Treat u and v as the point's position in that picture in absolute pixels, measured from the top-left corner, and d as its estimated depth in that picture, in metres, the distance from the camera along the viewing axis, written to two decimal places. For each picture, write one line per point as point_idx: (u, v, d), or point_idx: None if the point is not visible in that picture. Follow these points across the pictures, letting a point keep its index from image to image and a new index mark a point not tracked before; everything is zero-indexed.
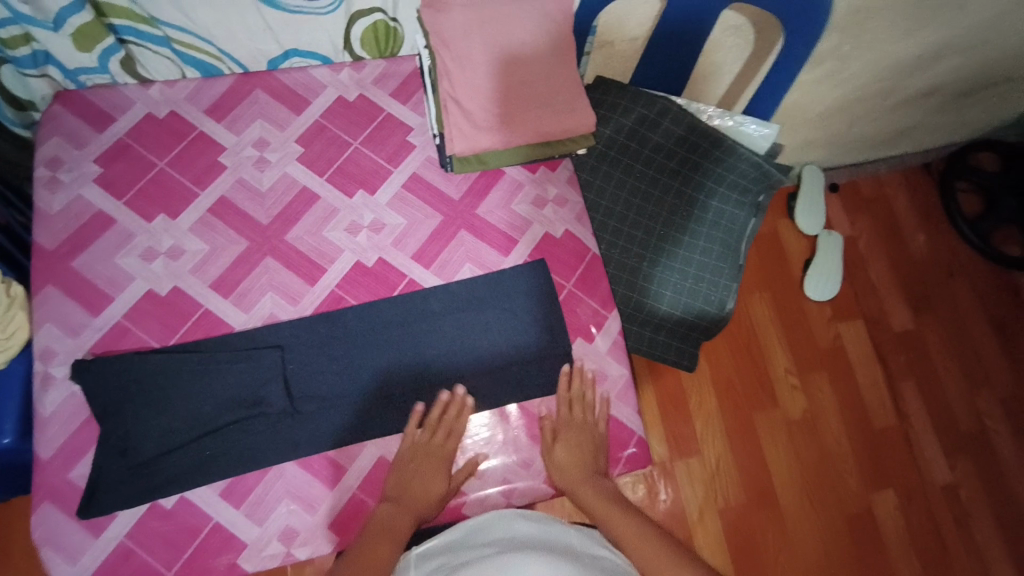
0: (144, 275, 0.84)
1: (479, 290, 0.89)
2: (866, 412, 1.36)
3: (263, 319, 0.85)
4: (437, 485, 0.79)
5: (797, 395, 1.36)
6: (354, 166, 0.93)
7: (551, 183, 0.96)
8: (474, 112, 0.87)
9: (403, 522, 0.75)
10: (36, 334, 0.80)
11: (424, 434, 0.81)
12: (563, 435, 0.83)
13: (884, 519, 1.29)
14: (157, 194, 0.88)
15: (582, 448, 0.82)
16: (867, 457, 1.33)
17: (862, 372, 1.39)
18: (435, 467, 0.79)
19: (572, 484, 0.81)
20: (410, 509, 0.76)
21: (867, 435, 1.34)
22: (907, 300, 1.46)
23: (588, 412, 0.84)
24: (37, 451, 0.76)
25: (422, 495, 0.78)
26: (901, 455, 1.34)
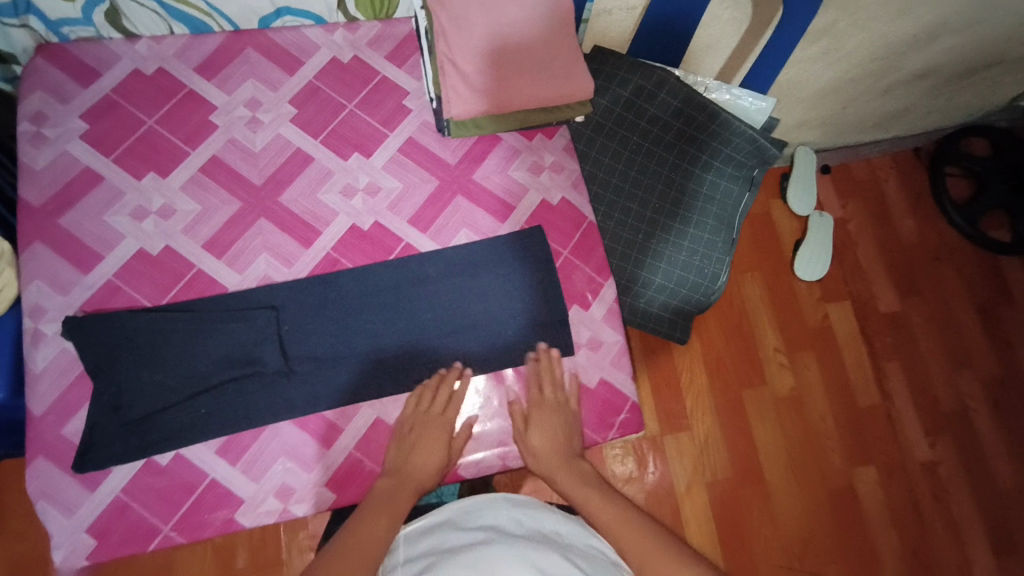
0: (134, 234, 0.83)
1: (475, 255, 0.89)
2: (851, 390, 1.39)
3: (257, 281, 0.84)
4: (438, 455, 0.79)
5: (785, 372, 1.38)
6: (349, 128, 0.92)
7: (547, 150, 0.96)
8: (473, 77, 0.85)
9: (403, 497, 0.74)
10: (24, 291, 0.79)
11: (437, 406, 0.81)
12: (535, 419, 0.82)
13: (865, 494, 1.33)
14: (145, 152, 0.87)
15: (556, 429, 0.82)
16: (850, 433, 1.36)
17: (848, 351, 1.42)
18: (439, 437, 0.80)
19: (548, 471, 0.80)
20: (410, 484, 0.76)
21: (851, 412, 1.38)
22: (894, 282, 1.49)
23: (559, 391, 0.85)
24: (30, 407, 0.76)
25: (424, 464, 0.77)
26: (883, 432, 1.37)
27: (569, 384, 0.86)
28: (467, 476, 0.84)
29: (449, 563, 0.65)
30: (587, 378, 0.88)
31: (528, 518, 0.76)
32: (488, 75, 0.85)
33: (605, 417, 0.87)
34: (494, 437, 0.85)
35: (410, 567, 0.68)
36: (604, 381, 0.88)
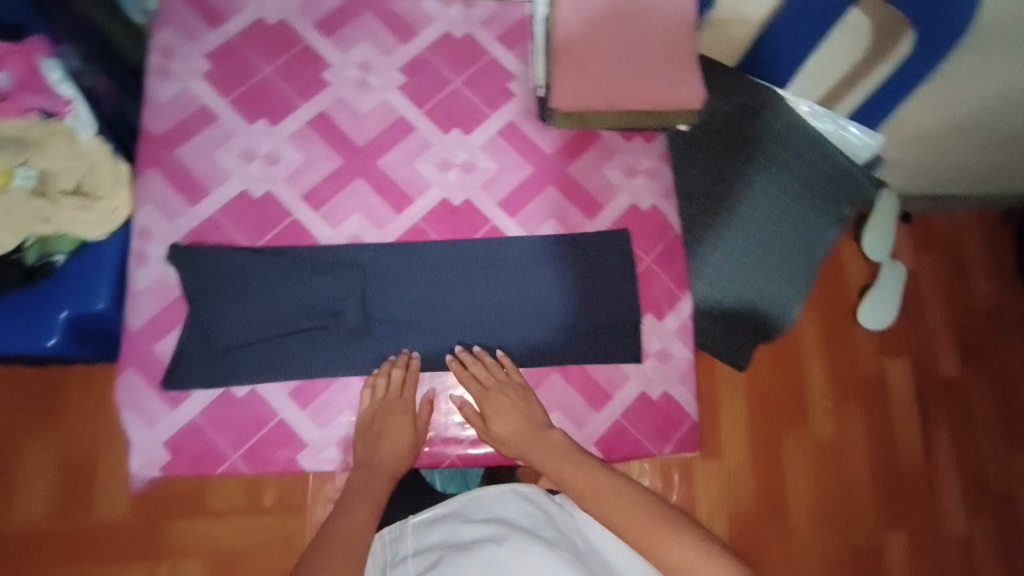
0: (240, 175, 0.86)
1: (558, 248, 0.90)
2: (896, 446, 1.33)
3: (347, 238, 0.87)
4: (406, 436, 0.81)
5: (830, 419, 1.33)
6: (454, 104, 0.93)
7: (644, 155, 0.95)
8: (586, 69, 0.84)
9: (379, 485, 0.79)
10: (136, 213, 0.84)
11: (380, 395, 0.81)
12: (491, 412, 0.82)
13: (891, 557, 1.28)
14: (259, 98, 0.89)
15: (514, 420, 0.81)
16: (888, 494, 1.31)
17: (901, 409, 1.35)
18: (400, 419, 0.80)
19: (520, 452, 0.81)
20: (383, 473, 0.79)
21: (893, 473, 1.31)
22: (958, 346, 1.42)
23: (504, 374, 0.83)
24: (127, 320, 0.81)
25: (398, 454, 0.80)
26: (922, 498, 1.32)
27: (508, 368, 0.84)
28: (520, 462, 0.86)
29: (462, 558, 0.70)
30: (650, 389, 0.88)
31: (531, 511, 0.78)
32: (601, 70, 0.85)
33: (663, 430, 0.87)
34: None
35: (419, 561, 0.74)
36: (667, 395, 0.88)
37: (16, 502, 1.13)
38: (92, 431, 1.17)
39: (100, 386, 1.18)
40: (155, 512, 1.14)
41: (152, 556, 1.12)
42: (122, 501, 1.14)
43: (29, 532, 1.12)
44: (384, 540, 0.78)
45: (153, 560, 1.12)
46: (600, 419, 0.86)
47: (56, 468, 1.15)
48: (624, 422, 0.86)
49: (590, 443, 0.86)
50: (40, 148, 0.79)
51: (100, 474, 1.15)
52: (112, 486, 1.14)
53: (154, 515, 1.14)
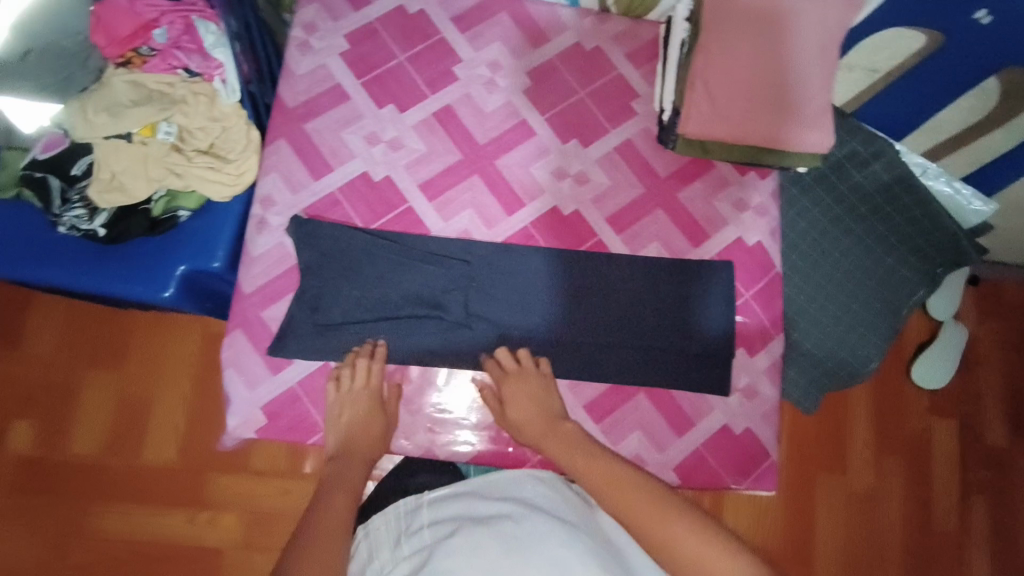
0: (364, 157, 0.88)
1: (661, 271, 0.90)
2: (928, 503, 1.26)
3: (457, 233, 0.88)
4: (377, 424, 0.80)
5: (867, 470, 1.27)
6: (576, 115, 0.94)
7: (756, 190, 0.94)
8: (721, 100, 0.84)
9: (353, 477, 0.77)
10: (261, 179, 0.86)
11: (348, 387, 0.80)
12: (509, 398, 0.80)
13: None
14: (390, 85, 0.91)
15: (523, 413, 0.80)
16: (915, 557, 1.24)
17: (939, 471, 1.28)
18: (371, 408, 0.80)
19: (533, 439, 0.79)
20: (357, 463, 0.79)
21: (920, 532, 1.25)
22: (1012, 417, 1.31)
23: (525, 364, 0.83)
24: (240, 283, 0.83)
25: (368, 443, 0.79)
26: (951, 565, 1.24)
27: (524, 360, 0.83)
28: None
29: (477, 529, 0.69)
30: (734, 423, 0.87)
31: (550, 493, 0.78)
32: (735, 104, 0.84)
33: (742, 465, 0.86)
34: (631, 449, 0.85)
35: (435, 531, 0.73)
36: (750, 430, 0.87)
37: (74, 434, 1.18)
38: (152, 377, 1.21)
39: (161, 333, 1.23)
40: (202, 463, 1.18)
41: (193, 506, 1.16)
42: (170, 449, 1.19)
43: (81, 466, 1.17)
44: (399, 512, 0.78)
45: (193, 511, 1.16)
46: (680, 445, 0.85)
47: (114, 407, 1.20)
48: (704, 452, 0.85)
49: (669, 468, 0.85)
50: (184, 107, 0.82)
51: (155, 418, 1.20)
52: (163, 432, 1.19)
53: (198, 466, 1.18)
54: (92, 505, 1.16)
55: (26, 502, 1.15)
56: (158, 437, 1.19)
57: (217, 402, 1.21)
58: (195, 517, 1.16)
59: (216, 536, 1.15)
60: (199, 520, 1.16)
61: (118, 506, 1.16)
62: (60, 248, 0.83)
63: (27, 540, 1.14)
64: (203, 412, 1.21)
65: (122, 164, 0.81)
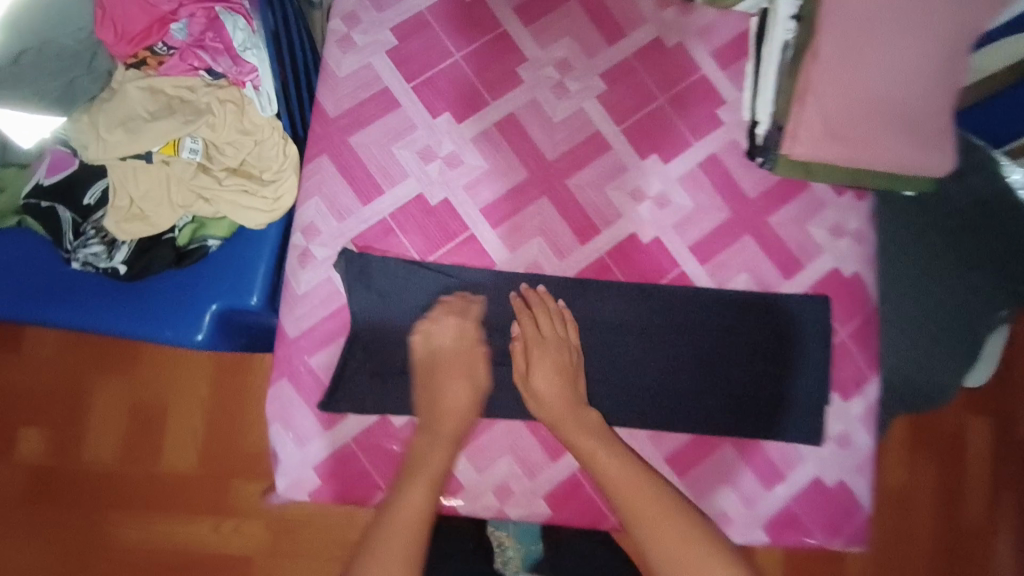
0: (418, 176, 0.77)
1: (751, 308, 0.81)
2: (959, 493, 1.10)
3: (526, 265, 0.78)
4: (464, 388, 0.73)
5: (899, 466, 1.10)
6: (656, 125, 0.82)
7: (854, 213, 0.84)
8: (835, 116, 0.72)
9: (441, 459, 0.69)
10: (302, 205, 0.75)
11: (433, 350, 0.73)
12: (537, 361, 0.73)
13: None
14: (445, 88, 0.79)
15: (549, 383, 0.73)
16: (944, 558, 1.09)
17: (973, 468, 1.10)
18: (456, 368, 0.73)
19: (568, 436, 0.71)
20: (443, 443, 0.70)
21: (948, 529, 1.09)
22: None
23: (551, 329, 0.75)
24: (283, 326, 0.74)
25: (462, 417, 0.72)
26: (973, 564, 1.09)
27: (548, 320, 0.75)
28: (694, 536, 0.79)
29: None
30: (825, 475, 0.82)
31: None
32: (848, 120, 0.72)
33: (836, 521, 0.81)
34: (716, 506, 0.80)
35: None
36: (842, 484, 0.82)
37: (89, 441, 1.09)
38: (162, 380, 1.11)
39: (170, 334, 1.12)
40: (226, 468, 1.09)
41: (219, 512, 1.07)
42: (191, 455, 1.09)
43: (98, 475, 1.08)
44: None
45: (219, 518, 1.08)
46: (769, 500, 0.80)
47: (129, 413, 1.10)
48: (795, 508, 0.81)
49: (757, 525, 0.80)
50: (211, 120, 0.71)
51: (172, 424, 1.10)
52: (181, 437, 1.09)
53: (219, 471, 1.09)
54: (113, 515, 1.08)
55: (43, 514, 1.07)
56: (177, 443, 1.09)
57: (237, 405, 1.10)
58: (222, 525, 1.07)
59: (245, 544, 1.07)
60: (226, 527, 1.07)
61: (140, 515, 1.08)
62: (77, 285, 0.72)
63: (39, 555, 1.07)
64: (223, 415, 1.10)
65: (142, 189, 0.70)
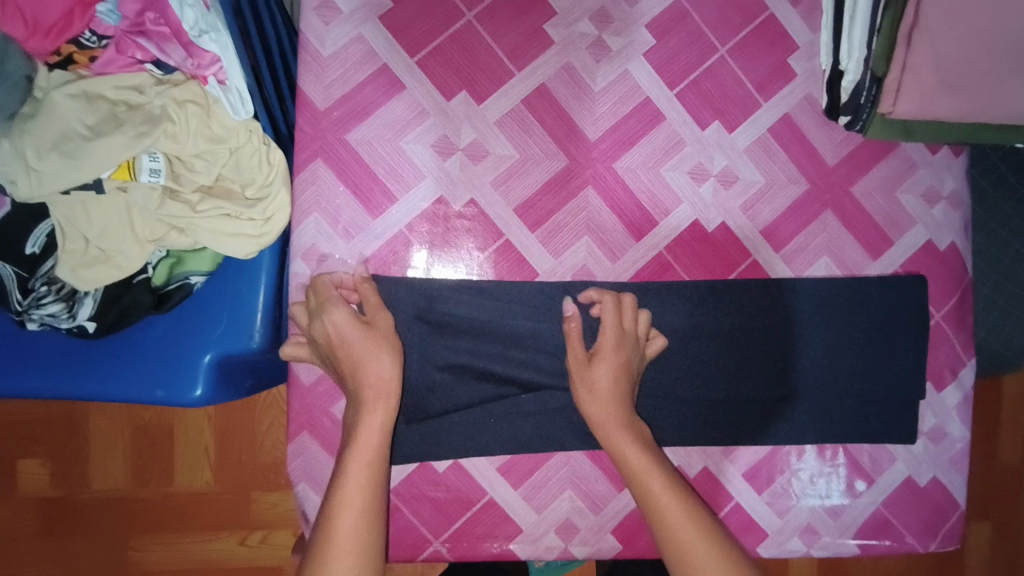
0: (435, 174, 0.63)
1: (839, 295, 0.69)
2: (994, 432, 1.06)
3: (573, 271, 0.66)
4: (353, 333, 0.58)
5: None
6: (716, 84, 0.68)
7: (950, 173, 0.72)
8: (951, 60, 0.57)
9: (376, 429, 0.56)
10: (300, 224, 0.62)
11: (314, 301, 0.59)
12: (601, 351, 0.61)
13: (969, 547, 1.06)
14: (458, 60, 0.63)
15: (609, 379, 0.60)
16: (974, 488, 1.06)
17: (1009, 407, 1.06)
18: (335, 315, 0.58)
19: (634, 473, 0.57)
20: (368, 409, 0.57)
21: (982, 471, 1.06)
22: None
23: (630, 325, 0.62)
24: (295, 372, 0.63)
25: (366, 366, 0.57)
26: (1007, 493, 1.06)
27: (632, 315, 0.62)
28: (765, 556, 0.69)
29: None
30: (918, 473, 0.71)
31: None
32: (968, 61, 0.57)
33: (930, 522, 0.71)
34: (801, 519, 0.70)
35: None
36: (938, 481, 0.72)
37: (93, 466, 0.98)
38: None
39: None
40: (244, 481, 0.98)
41: (242, 526, 0.98)
42: (204, 471, 0.98)
43: (106, 501, 0.98)
44: None
45: (244, 531, 0.99)
46: (857, 508, 0.70)
47: (131, 432, 0.98)
48: (886, 511, 0.71)
49: (847, 537, 0.70)
50: (168, 128, 0.55)
51: (180, 441, 0.98)
52: (191, 454, 0.98)
53: (237, 483, 0.98)
54: (130, 538, 0.98)
55: (55, 544, 0.98)
56: (188, 459, 0.98)
57: (246, 412, 0.98)
58: (247, 540, 0.98)
59: (274, 555, 0.99)
60: (252, 541, 0.99)
61: (161, 537, 0.98)
62: (40, 348, 0.60)
63: None
64: (234, 424, 0.98)
65: (98, 227, 0.57)
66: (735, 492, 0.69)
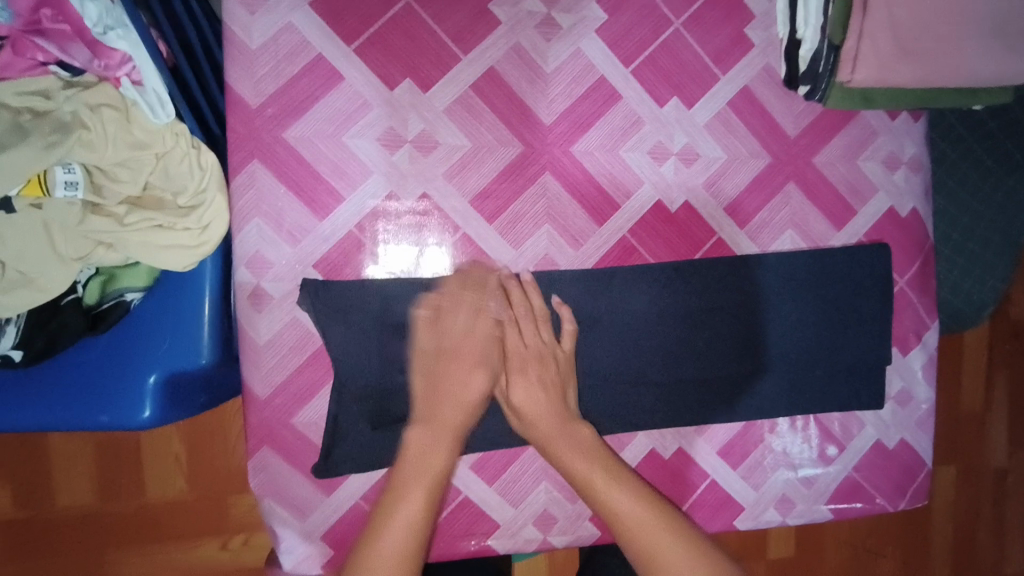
0: (383, 168, 0.60)
1: (805, 268, 0.68)
2: (957, 385, 1.09)
3: (536, 261, 0.64)
4: (479, 373, 0.60)
5: None
6: (672, 59, 0.65)
7: (909, 138, 0.71)
8: (905, 24, 0.56)
9: (443, 455, 0.57)
10: (240, 231, 0.58)
11: (444, 325, 0.60)
12: (513, 367, 0.62)
13: (936, 494, 1.10)
14: (399, 44, 0.59)
15: (521, 395, 0.61)
16: (939, 439, 1.09)
17: (971, 359, 1.09)
18: (477, 358, 0.60)
19: (575, 471, 0.59)
20: (447, 434, 0.58)
21: (947, 423, 1.09)
22: None
23: (535, 332, 0.61)
24: (250, 386, 0.60)
25: (465, 394, 0.59)
26: (970, 442, 1.10)
27: (534, 317, 0.61)
28: (741, 529, 0.70)
29: None
30: (887, 438, 0.73)
31: None
32: (920, 25, 0.56)
33: (899, 484, 0.73)
34: (776, 490, 0.70)
35: None
36: (905, 443, 0.73)
37: (56, 485, 0.93)
38: None
39: None
40: (220, 486, 0.95)
41: (222, 532, 0.96)
42: (177, 480, 0.95)
43: (74, 518, 0.94)
44: None
45: (225, 537, 0.96)
46: (830, 475, 0.71)
47: (95, 448, 0.93)
48: (857, 476, 0.72)
49: (820, 505, 0.71)
50: (83, 135, 0.51)
51: (148, 452, 0.94)
52: (161, 465, 0.94)
53: (213, 491, 0.95)
54: (107, 551, 0.94)
55: (21, 568, 0.93)
56: (158, 470, 0.94)
57: (215, 419, 0.95)
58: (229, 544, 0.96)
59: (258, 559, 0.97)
60: (234, 545, 0.97)
61: (138, 550, 0.95)
62: None
63: None
64: (202, 430, 0.95)
65: (12, 249, 0.52)
66: (710, 470, 0.69)
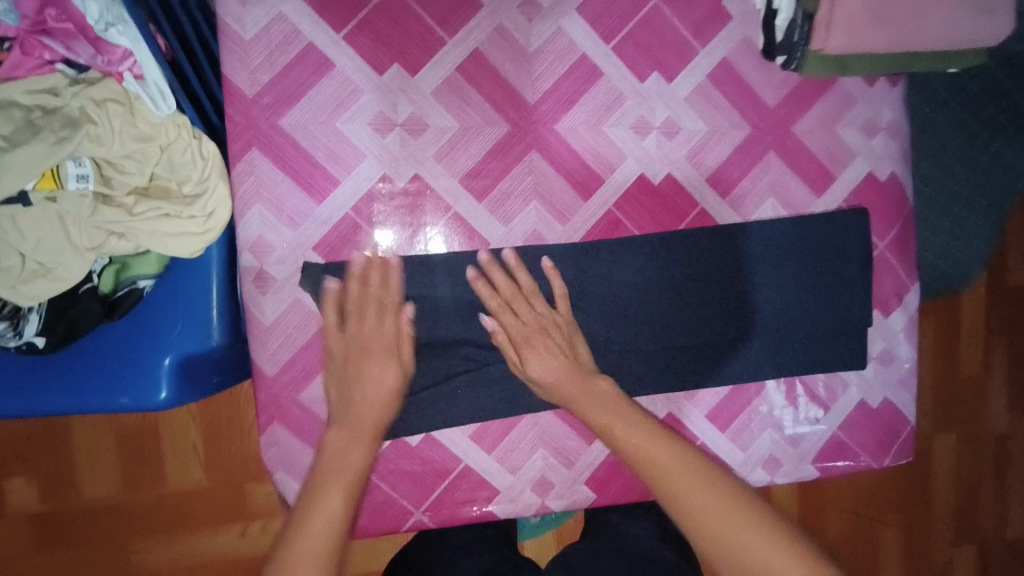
0: (376, 152, 0.63)
1: (787, 234, 0.71)
2: (954, 351, 1.11)
3: (525, 237, 0.66)
4: (387, 368, 0.63)
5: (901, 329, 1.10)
6: (651, 35, 0.67)
7: (886, 104, 0.73)
8: None
9: (360, 455, 0.61)
10: (241, 214, 0.61)
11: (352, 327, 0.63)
12: (528, 345, 0.65)
13: (937, 459, 1.13)
14: (387, 31, 0.62)
15: (544, 367, 0.64)
16: (940, 407, 1.12)
17: (968, 326, 1.11)
18: (386, 356, 0.63)
19: (589, 414, 0.63)
20: (365, 433, 0.62)
21: (946, 389, 1.12)
22: None
23: (525, 307, 0.64)
24: (257, 365, 0.63)
25: (379, 390, 0.63)
26: (970, 407, 1.13)
27: (526, 294, 0.65)
28: None
29: None
30: (871, 397, 0.75)
31: None
32: None
33: (884, 441, 0.76)
34: (763, 450, 0.73)
35: None
36: (888, 402, 0.76)
37: (81, 477, 0.98)
38: None
39: None
40: (236, 474, 1.00)
41: (242, 518, 1.00)
42: (196, 470, 0.99)
43: (99, 509, 0.98)
44: None
45: (244, 522, 1.01)
46: (816, 434, 0.74)
47: (116, 441, 0.98)
48: (842, 435, 0.75)
49: (806, 463, 0.74)
50: (91, 130, 0.54)
51: (167, 442, 0.99)
52: (180, 456, 0.99)
53: (230, 479, 1.00)
54: (131, 542, 0.99)
55: (53, 556, 0.98)
56: (178, 459, 0.99)
57: (228, 409, 0.99)
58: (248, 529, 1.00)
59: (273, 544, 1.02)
60: (253, 531, 1.01)
61: (162, 537, 1.00)
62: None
63: None
64: (217, 421, 0.99)
65: (32, 240, 0.55)
66: (700, 433, 0.72)
